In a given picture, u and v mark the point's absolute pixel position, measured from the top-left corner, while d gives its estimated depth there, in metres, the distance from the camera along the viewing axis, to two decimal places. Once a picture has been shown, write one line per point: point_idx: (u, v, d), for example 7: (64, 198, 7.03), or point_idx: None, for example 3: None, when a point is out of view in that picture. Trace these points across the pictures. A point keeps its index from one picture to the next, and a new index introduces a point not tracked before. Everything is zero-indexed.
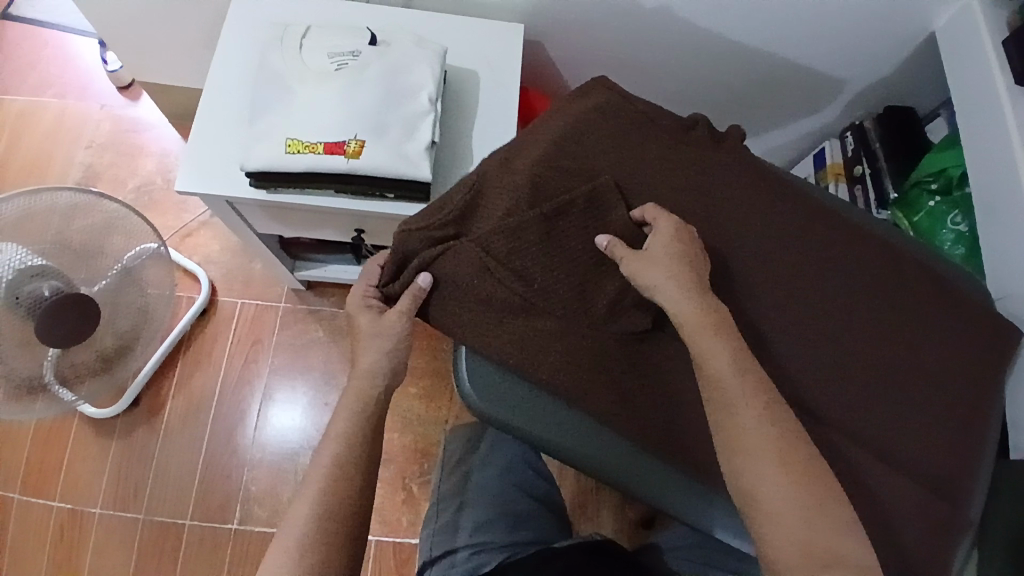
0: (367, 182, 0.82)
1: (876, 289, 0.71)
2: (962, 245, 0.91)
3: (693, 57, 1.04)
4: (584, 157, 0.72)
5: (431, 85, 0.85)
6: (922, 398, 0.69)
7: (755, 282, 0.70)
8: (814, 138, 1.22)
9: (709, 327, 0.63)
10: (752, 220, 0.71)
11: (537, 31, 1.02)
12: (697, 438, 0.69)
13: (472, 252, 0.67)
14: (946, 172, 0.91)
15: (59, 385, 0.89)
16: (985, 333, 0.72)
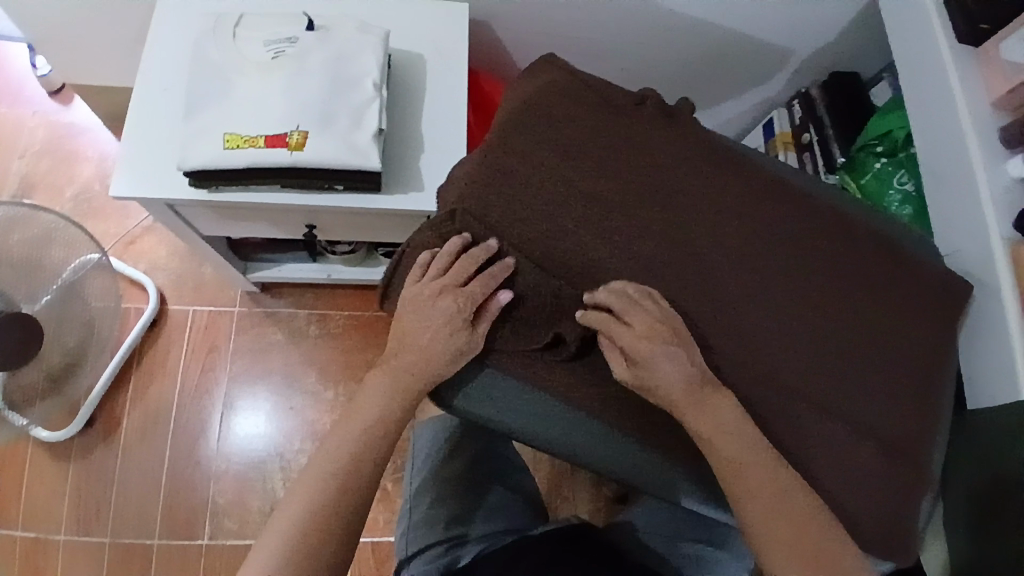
0: (315, 175, 0.78)
1: (830, 255, 0.72)
2: (908, 205, 0.92)
3: (644, 31, 1.04)
4: (535, 139, 0.70)
5: (375, 70, 0.81)
6: (879, 361, 0.70)
7: (716, 254, 0.69)
8: (762, 109, 1.22)
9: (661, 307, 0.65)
10: (707, 193, 0.70)
11: (484, 12, 1.00)
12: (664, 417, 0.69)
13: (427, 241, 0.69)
14: (891, 134, 0.92)
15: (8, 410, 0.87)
16: (937, 294, 0.73)
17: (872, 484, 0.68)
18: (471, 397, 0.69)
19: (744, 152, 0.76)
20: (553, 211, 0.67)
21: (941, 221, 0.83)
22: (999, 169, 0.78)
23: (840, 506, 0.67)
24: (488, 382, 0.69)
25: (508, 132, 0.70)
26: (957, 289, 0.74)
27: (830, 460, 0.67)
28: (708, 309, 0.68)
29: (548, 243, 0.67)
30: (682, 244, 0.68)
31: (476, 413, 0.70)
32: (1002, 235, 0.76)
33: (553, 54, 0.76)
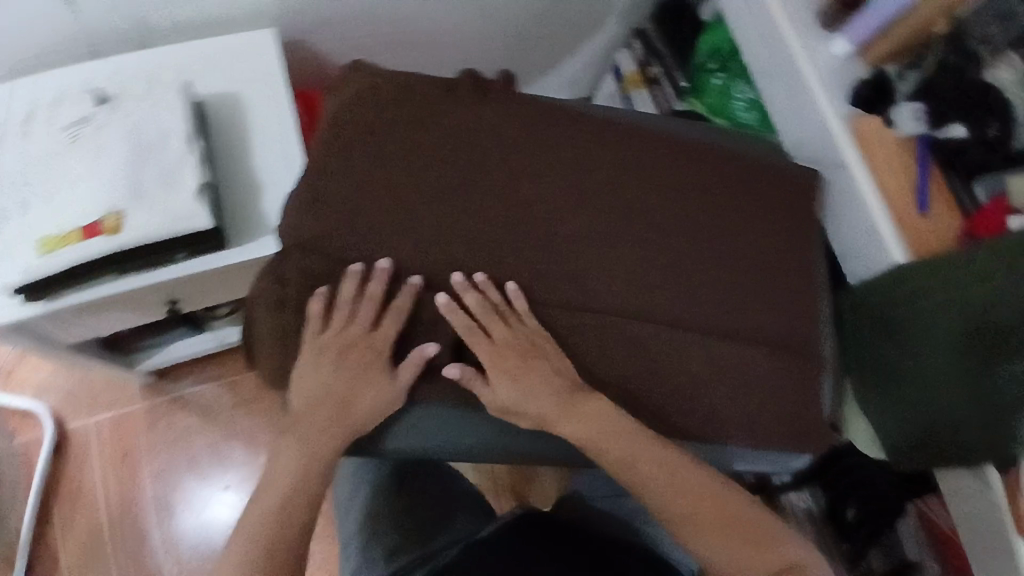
0: (149, 253, 0.73)
1: (685, 184, 0.72)
2: (754, 110, 0.93)
3: (466, 15, 0.99)
4: (363, 155, 0.67)
5: (182, 124, 0.76)
6: (751, 270, 0.71)
7: (573, 218, 0.68)
8: (603, 57, 1.19)
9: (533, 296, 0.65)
10: (548, 161, 0.70)
11: (297, 34, 0.93)
12: None
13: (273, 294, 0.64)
14: (718, 50, 0.95)
15: None
16: (788, 189, 0.74)
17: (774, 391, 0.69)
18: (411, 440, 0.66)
19: (577, 104, 0.75)
20: (398, 222, 0.65)
21: (784, 117, 0.85)
22: (822, 54, 0.80)
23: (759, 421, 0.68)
24: (423, 420, 0.66)
25: (327, 155, 0.67)
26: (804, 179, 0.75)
27: (726, 378, 0.68)
28: (572, 269, 0.67)
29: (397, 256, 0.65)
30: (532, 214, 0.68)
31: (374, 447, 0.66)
32: (839, 114, 0.78)
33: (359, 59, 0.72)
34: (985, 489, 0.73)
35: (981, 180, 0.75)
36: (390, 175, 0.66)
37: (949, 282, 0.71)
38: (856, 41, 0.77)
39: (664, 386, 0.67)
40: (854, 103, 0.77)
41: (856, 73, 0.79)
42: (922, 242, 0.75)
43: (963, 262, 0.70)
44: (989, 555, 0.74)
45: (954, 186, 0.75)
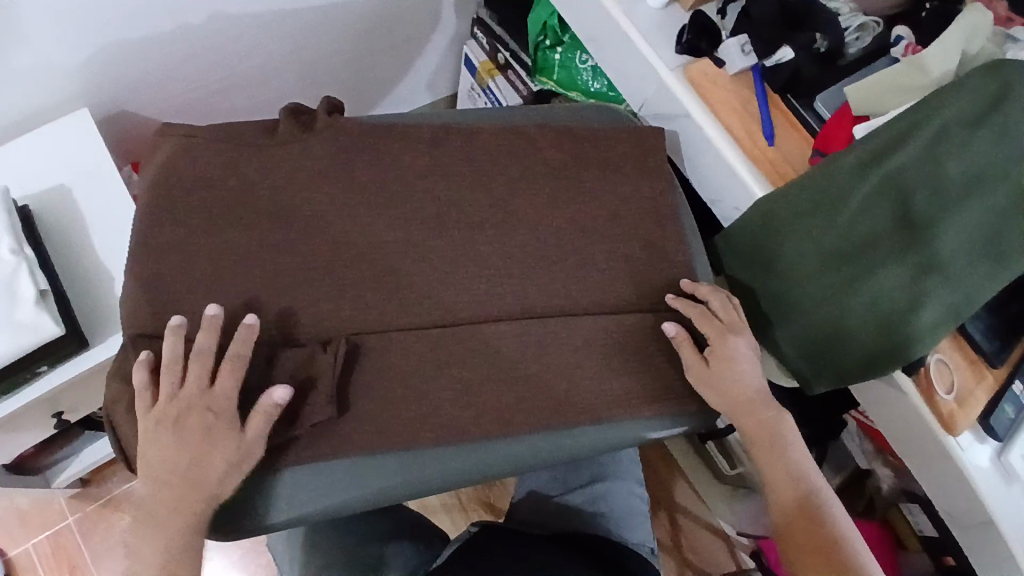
0: (6, 377, 0.70)
1: (531, 169, 0.71)
2: (600, 75, 0.94)
3: (292, 42, 0.95)
4: (189, 224, 0.64)
5: (2, 233, 0.70)
6: (615, 241, 0.71)
7: (423, 234, 0.67)
8: (454, 51, 1.19)
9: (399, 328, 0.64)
10: (386, 180, 0.67)
11: (117, 102, 0.88)
12: None
13: (122, 397, 0.61)
14: (547, 25, 0.93)
15: None
16: (637, 149, 0.74)
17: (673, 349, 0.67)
18: (319, 497, 0.60)
19: (403, 116, 0.73)
20: (243, 285, 0.63)
21: (623, 79, 0.85)
22: (640, 8, 0.80)
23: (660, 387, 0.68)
24: (327, 471, 0.61)
25: (149, 240, 0.63)
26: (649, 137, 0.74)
27: (610, 356, 0.67)
28: (431, 290, 0.66)
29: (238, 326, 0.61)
30: (380, 239, 0.66)
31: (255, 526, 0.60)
32: (669, 65, 0.79)
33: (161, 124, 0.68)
34: (898, 392, 0.74)
35: (820, 97, 0.75)
36: (223, 239, 0.64)
37: (815, 203, 0.70)
38: None
39: (557, 377, 0.65)
40: (682, 52, 0.78)
41: (679, 19, 0.81)
42: (778, 170, 0.75)
43: (823, 180, 0.70)
44: (921, 453, 0.75)
45: (795, 109, 0.76)
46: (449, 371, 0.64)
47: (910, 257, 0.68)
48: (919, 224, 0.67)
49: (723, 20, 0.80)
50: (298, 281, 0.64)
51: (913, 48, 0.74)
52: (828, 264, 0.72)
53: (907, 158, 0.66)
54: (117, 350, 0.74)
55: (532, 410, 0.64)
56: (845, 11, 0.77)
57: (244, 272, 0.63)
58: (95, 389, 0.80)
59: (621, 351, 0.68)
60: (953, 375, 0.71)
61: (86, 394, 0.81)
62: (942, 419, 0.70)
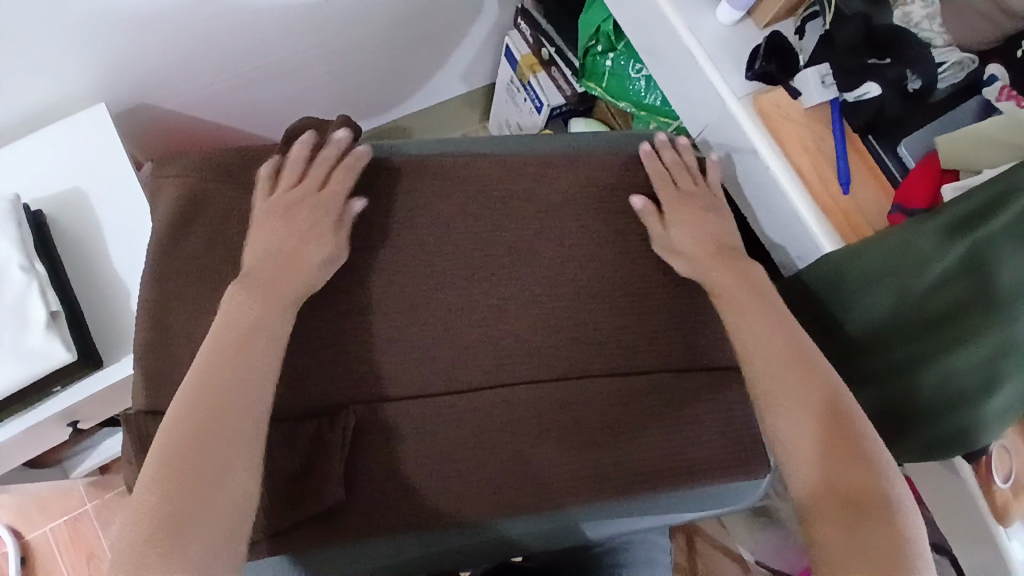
0: (19, 401, 0.68)
1: (575, 210, 0.67)
2: (654, 88, 0.85)
3: (319, 34, 0.88)
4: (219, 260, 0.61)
5: (12, 249, 0.67)
6: (655, 295, 0.67)
7: (459, 279, 0.64)
8: (494, 40, 1.10)
9: (432, 380, 0.61)
10: (421, 221, 0.64)
11: (133, 98, 0.82)
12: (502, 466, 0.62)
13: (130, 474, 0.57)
14: (600, 29, 0.84)
15: None
16: (683, 188, 0.69)
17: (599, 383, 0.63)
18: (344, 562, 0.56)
19: (439, 145, 0.69)
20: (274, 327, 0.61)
21: (679, 98, 0.77)
22: (709, 25, 0.72)
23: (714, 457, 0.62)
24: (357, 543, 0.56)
25: (167, 279, 0.61)
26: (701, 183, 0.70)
27: (649, 423, 0.62)
28: (467, 339, 0.63)
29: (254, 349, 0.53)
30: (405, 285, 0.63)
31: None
32: (738, 92, 0.70)
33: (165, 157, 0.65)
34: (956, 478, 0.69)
35: (907, 142, 0.67)
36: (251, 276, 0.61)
37: (889, 269, 0.64)
38: (742, 7, 0.70)
39: (597, 441, 0.61)
40: (753, 79, 0.70)
41: (750, 38, 0.72)
42: (851, 223, 0.68)
43: (901, 241, 0.63)
44: (967, 535, 0.70)
45: (875, 151, 0.69)
46: (483, 430, 0.60)
47: (994, 341, 0.59)
48: (1008, 301, 0.57)
49: (801, 41, 0.72)
50: (326, 327, 0.61)
51: (1008, 93, 0.63)
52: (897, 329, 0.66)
53: (1000, 225, 0.57)
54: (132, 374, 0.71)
55: (570, 481, 0.59)
56: (940, 43, 0.66)
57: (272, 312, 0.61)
58: (112, 404, 0.78)
59: (669, 414, 0.63)
60: (1012, 462, 0.65)
61: (106, 408, 0.78)
62: (996, 508, 0.65)
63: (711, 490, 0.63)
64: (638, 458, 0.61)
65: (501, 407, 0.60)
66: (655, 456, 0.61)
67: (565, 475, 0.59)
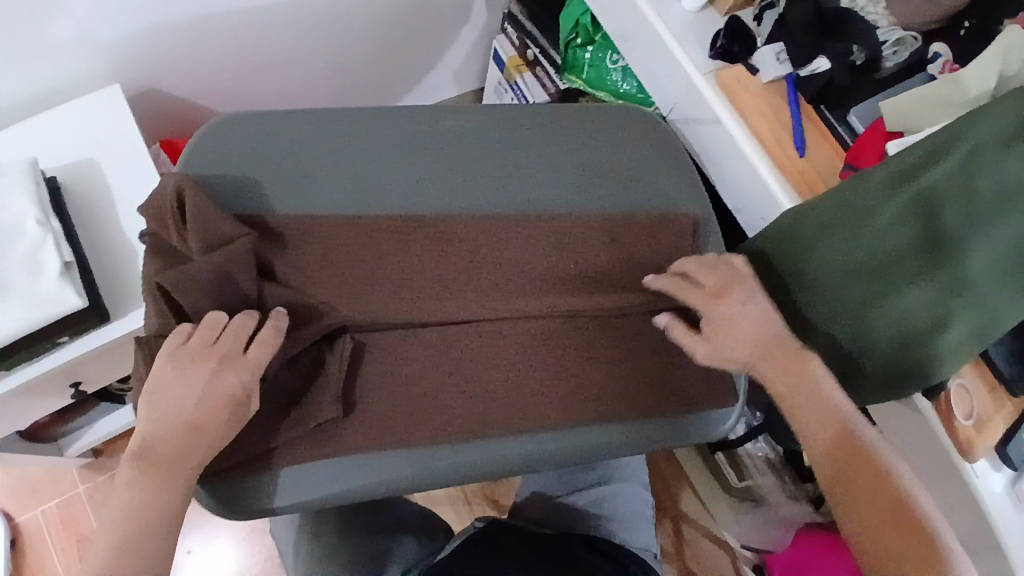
0: (27, 347, 0.71)
1: (554, 166, 0.74)
2: (630, 77, 0.92)
3: (321, 31, 0.96)
4: (238, 208, 0.68)
5: (31, 204, 0.72)
6: (628, 242, 0.71)
7: (449, 225, 0.70)
8: (483, 45, 1.18)
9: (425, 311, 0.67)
10: (415, 177, 0.71)
11: (148, 82, 0.89)
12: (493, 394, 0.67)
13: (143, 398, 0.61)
14: (580, 23, 0.93)
15: None
16: (657, 145, 0.76)
17: (579, 320, 0.68)
18: (352, 478, 0.62)
19: (428, 114, 0.75)
20: (290, 262, 0.67)
21: (650, 79, 0.84)
22: (676, 8, 0.79)
23: (685, 385, 0.69)
24: (368, 459, 0.62)
25: (160, 221, 0.63)
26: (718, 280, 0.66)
27: (616, 355, 0.68)
28: (446, 286, 0.68)
29: (146, 543, 0.52)
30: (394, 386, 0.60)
31: (223, 513, 0.61)
32: (702, 69, 0.77)
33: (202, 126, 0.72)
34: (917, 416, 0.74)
35: (856, 111, 0.74)
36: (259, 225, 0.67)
37: (840, 219, 0.69)
38: None
39: (575, 374, 0.67)
40: (715, 57, 0.77)
41: (713, 22, 0.79)
42: (807, 182, 0.73)
43: (846, 196, 0.68)
44: (936, 476, 0.73)
45: (828, 120, 0.75)
46: (475, 358, 0.66)
47: (937, 278, 0.65)
48: (946, 245, 0.64)
49: (758, 27, 0.79)
50: (332, 263, 0.67)
51: (950, 66, 0.71)
52: (846, 279, 0.71)
53: (936, 177, 0.63)
54: (138, 325, 0.75)
55: (555, 407, 0.66)
56: (884, 24, 0.74)
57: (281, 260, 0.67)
58: (119, 361, 0.81)
59: (644, 348, 0.69)
60: (973, 401, 0.69)
61: (112, 366, 0.82)
62: (960, 444, 0.68)
63: (668, 424, 0.68)
64: (619, 386, 0.67)
65: (493, 341, 0.67)
66: (617, 390, 0.67)
67: (550, 402, 0.66)
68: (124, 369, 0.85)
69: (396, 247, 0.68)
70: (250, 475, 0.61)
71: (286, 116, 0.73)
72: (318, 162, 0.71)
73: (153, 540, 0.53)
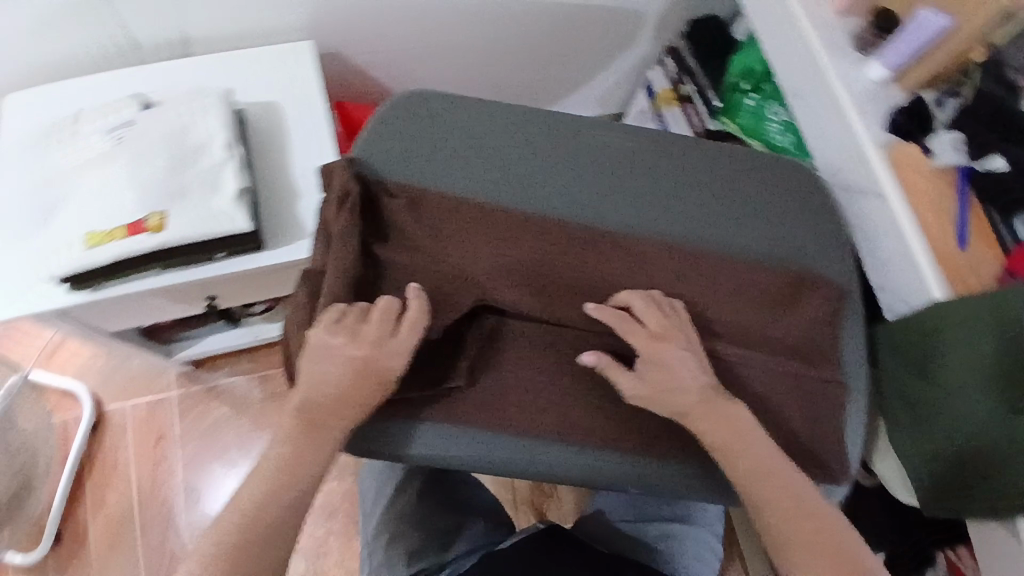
0: (188, 252, 0.77)
1: (712, 199, 0.73)
2: (788, 132, 0.93)
3: (497, 26, 1.02)
4: (411, 174, 0.72)
5: (223, 131, 0.79)
6: (778, 290, 0.69)
7: (599, 232, 0.70)
8: (637, 72, 1.21)
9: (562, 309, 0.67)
10: (574, 180, 0.73)
11: (335, 40, 0.96)
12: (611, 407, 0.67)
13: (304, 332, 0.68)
14: (751, 69, 0.95)
15: None
16: (817, 201, 0.75)
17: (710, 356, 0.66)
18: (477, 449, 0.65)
19: (594, 124, 0.77)
20: (449, 233, 0.70)
21: (819, 142, 0.84)
22: (860, 75, 0.79)
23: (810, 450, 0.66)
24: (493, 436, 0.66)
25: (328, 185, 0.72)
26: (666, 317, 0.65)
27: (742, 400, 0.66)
28: (564, 287, 0.68)
29: (293, 487, 0.60)
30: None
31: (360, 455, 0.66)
32: (876, 141, 0.77)
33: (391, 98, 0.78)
34: None
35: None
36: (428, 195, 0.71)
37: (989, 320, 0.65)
38: (892, 67, 0.77)
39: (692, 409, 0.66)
40: (892, 130, 0.77)
41: (894, 97, 0.79)
42: (958, 277, 0.71)
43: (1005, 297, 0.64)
44: None
45: (992, 221, 0.72)
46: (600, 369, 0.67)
47: None
48: None
49: (938, 110, 0.77)
50: (486, 241, 0.69)
51: None
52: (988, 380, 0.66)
53: None
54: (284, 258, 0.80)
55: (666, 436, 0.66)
56: None
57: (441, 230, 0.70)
58: (255, 286, 0.87)
59: (771, 402, 0.66)
60: None
61: (248, 288, 0.88)
62: None
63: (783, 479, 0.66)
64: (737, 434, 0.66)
65: (624, 356, 0.67)
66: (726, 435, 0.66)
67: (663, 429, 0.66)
68: (256, 294, 0.91)
69: (546, 241, 0.69)
70: (387, 420, 0.65)
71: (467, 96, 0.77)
72: (489, 144, 0.74)
73: (298, 490, 0.60)
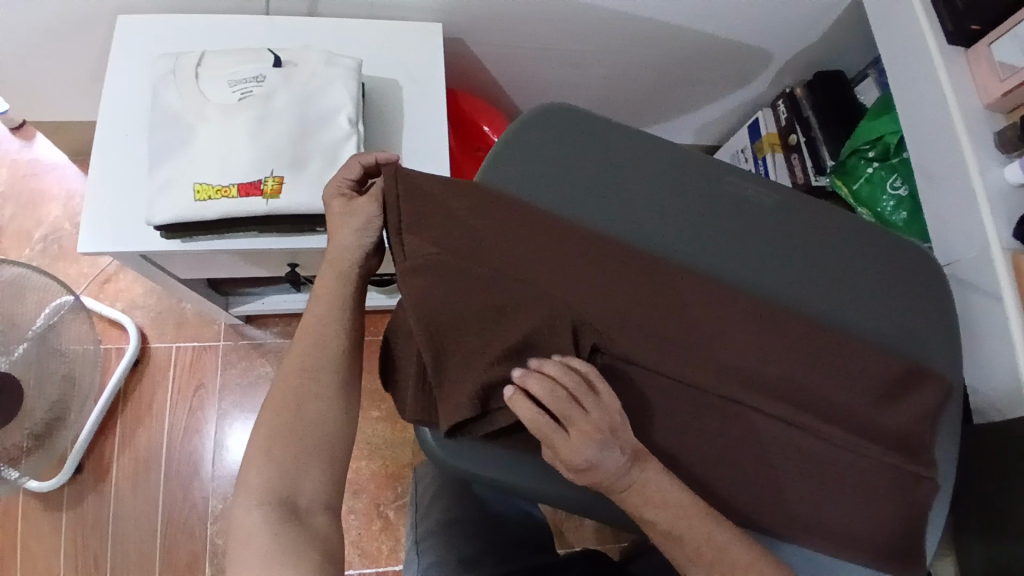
0: (296, 221, 0.75)
1: (829, 269, 0.73)
2: (903, 208, 0.93)
3: (619, 44, 1.01)
4: (539, 197, 0.72)
5: (349, 107, 0.78)
6: (884, 381, 0.68)
7: (717, 284, 0.70)
8: (739, 111, 1.22)
9: (674, 358, 0.65)
10: (694, 224, 0.73)
11: (462, 28, 0.95)
12: (709, 455, 0.64)
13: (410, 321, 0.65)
14: (881, 138, 0.93)
15: (5, 469, 0.93)
16: (933, 289, 0.74)
17: (810, 433, 0.65)
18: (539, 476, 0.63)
19: (731, 171, 0.76)
20: (570, 256, 0.68)
21: (941, 230, 0.83)
22: (995, 173, 0.78)
23: (887, 538, 0.64)
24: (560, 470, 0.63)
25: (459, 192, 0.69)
26: (612, 408, 0.59)
27: (832, 481, 0.65)
28: (671, 339, 0.66)
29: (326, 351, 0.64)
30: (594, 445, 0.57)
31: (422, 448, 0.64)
32: (1001, 244, 0.76)
33: (545, 104, 0.76)
34: None
35: None
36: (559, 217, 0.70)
37: None
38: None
39: (778, 479, 0.64)
40: (1018, 237, 0.75)
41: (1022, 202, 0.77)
42: None
43: None
44: None
45: None
46: (700, 420, 0.65)
47: None
48: None
49: None
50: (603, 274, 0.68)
51: None
52: None
53: None
54: None
55: (749, 498, 0.64)
56: None
57: (568, 252, 0.68)
58: None
59: (858, 485, 0.65)
60: None
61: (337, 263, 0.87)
62: None
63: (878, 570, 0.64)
64: (820, 510, 0.64)
65: (729, 417, 0.65)
66: (828, 515, 0.64)
67: (748, 494, 0.64)
68: None
69: (660, 286, 0.68)
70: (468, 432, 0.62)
71: (609, 121, 0.76)
72: (619, 177, 0.73)
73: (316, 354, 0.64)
